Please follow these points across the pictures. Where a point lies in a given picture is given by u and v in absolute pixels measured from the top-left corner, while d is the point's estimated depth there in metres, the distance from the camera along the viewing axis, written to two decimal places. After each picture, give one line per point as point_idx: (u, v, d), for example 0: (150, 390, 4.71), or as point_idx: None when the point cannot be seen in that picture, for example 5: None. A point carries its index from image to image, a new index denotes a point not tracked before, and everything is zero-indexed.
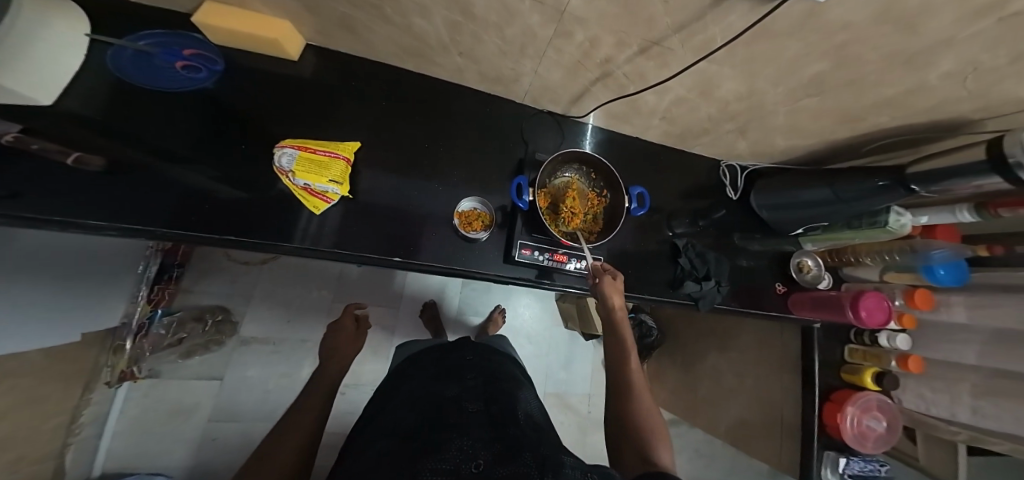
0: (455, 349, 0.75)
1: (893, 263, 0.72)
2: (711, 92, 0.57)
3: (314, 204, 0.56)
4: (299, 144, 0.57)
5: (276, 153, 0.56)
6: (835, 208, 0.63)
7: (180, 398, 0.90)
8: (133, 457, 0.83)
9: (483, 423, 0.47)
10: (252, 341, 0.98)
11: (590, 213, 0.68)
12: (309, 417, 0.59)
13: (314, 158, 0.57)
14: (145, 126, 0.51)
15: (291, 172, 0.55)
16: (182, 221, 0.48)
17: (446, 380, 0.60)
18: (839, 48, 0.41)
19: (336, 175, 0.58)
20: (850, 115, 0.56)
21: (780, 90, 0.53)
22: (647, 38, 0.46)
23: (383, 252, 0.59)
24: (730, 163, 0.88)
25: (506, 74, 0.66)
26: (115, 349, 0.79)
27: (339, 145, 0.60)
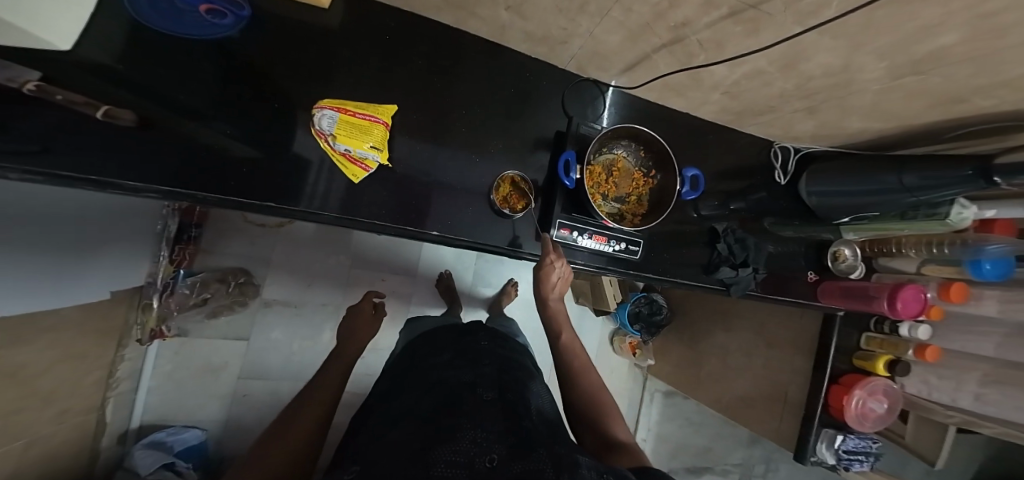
0: (468, 334, 0.74)
1: (939, 256, 0.71)
2: (796, 64, 0.52)
3: (354, 173, 0.54)
4: (338, 104, 0.54)
5: (315, 115, 0.52)
6: (903, 197, 0.60)
7: (210, 358, 0.92)
8: (168, 409, 0.87)
9: (498, 412, 0.46)
10: (274, 304, 0.99)
11: (634, 194, 0.64)
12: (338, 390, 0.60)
13: (354, 121, 0.54)
14: (166, 78, 0.46)
15: (332, 135, 0.52)
16: (218, 188, 0.46)
17: (463, 365, 0.59)
18: (977, 23, 0.35)
19: (377, 141, 0.55)
20: (945, 99, 0.51)
21: (878, 66, 0.48)
22: (743, 0, 0.41)
23: (388, 218, 0.57)
24: (785, 144, 0.83)
25: (555, 33, 0.59)
26: (143, 307, 0.80)
27: (377, 108, 0.56)
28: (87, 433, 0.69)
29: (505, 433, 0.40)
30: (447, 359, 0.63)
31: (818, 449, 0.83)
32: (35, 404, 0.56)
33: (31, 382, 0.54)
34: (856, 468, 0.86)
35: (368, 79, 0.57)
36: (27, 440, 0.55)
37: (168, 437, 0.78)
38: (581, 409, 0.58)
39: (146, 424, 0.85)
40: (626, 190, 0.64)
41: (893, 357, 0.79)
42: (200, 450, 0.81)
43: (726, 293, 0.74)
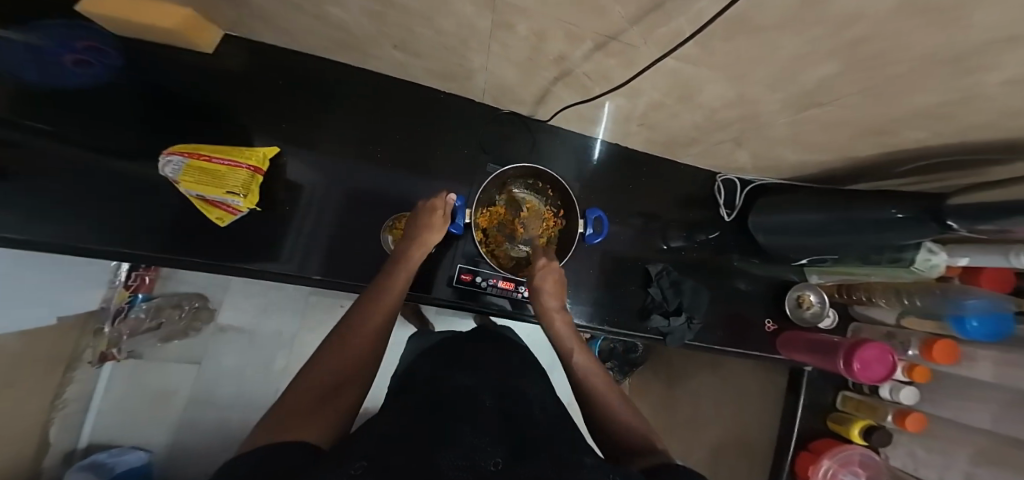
0: (478, 339, 0.63)
1: (914, 308, 0.64)
2: (691, 96, 0.51)
3: (216, 214, 0.63)
4: (187, 151, 0.61)
5: (162, 161, 0.60)
6: (848, 236, 0.54)
7: (160, 381, 0.95)
8: (114, 434, 0.90)
9: (497, 420, 0.40)
10: (228, 329, 1.01)
11: (545, 235, 0.68)
12: (354, 339, 0.44)
13: (206, 167, 0.60)
14: (111, 151, 0.61)
15: (178, 180, 0.60)
16: (151, 243, 0.61)
17: (462, 368, 0.52)
18: (851, 49, 0.29)
19: (234, 186, 0.61)
20: (862, 132, 0.46)
21: (775, 98, 0.45)
22: (602, 32, 0.39)
23: (309, 270, 0.67)
24: (728, 176, 0.80)
25: (456, 72, 0.60)
26: (97, 332, 0.86)
27: (244, 153, 0.63)
28: (29, 457, 0.71)
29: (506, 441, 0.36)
30: (446, 362, 0.55)
31: None
32: None
33: None
34: None
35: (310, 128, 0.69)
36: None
37: (110, 459, 0.78)
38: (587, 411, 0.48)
39: (93, 444, 0.88)
40: (536, 231, 0.68)
41: (873, 423, 0.69)
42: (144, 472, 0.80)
43: (664, 344, 0.71)
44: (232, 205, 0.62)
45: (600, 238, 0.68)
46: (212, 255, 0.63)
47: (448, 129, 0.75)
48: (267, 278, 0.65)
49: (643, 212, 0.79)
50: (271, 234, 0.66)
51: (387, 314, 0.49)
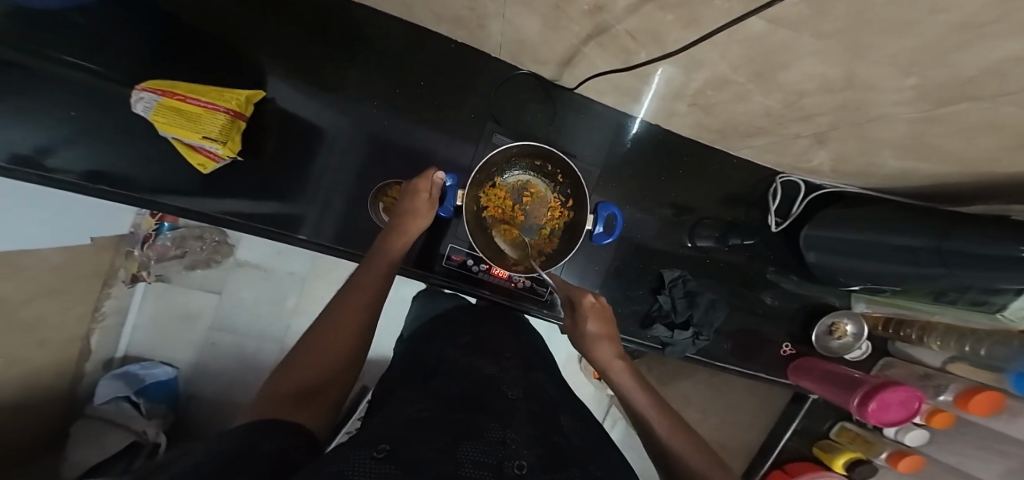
0: (483, 317, 0.59)
1: (968, 356, 0.59)
2: (772, 73, 0.44)
3: (201, 162, 0.60)
4: (163, 89, 0.56)
5: (135, 97, 0.56)
6: (935, 271, 0.45)
7: (186, 306, 0.95)
8: (148, 349, 0.94)
9: (527, 418, 0.36)
10: (245, 265, 0.97)
11: (548, 225, 0.62)
12: (342, 329, 0.41)
13: (181, 108, 0.56)
14: (115, 82, 0.59)
15: (152, 121, 0.56)
16: (155, 184, 0.61)
17: (480, 352, 0.48)
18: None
19: (212, 132, 0.56)
20: (997, 133, 0.36)
21: (898, 86, 0.37)
22: None
23: (294, 230, 0.65)
24: (791, 176, 0.68)
25: (467, 17, 0.51)
26: (126, 254, 0.88)
27: (223, 95, 0.58)
28: (72, 360, 0.78)
29: (537, 440, 0.33)
30: (459, 340, 0.51)
31: None
32: (32, 329, 0.64)
33: (26, 309, 0.61)
34: None
35: (320, 75, 0.64)
36: (21, 368, 0.64)
37: (140, 372, 0.87)
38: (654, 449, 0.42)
39: (129, 355, 0.93)
40: (539, 220, 0.62)
41: (862, 457, 0.71)
42: (172, 386, 0.89)
43: (662, 353, 0.67)
44: (213, 151, 0.58)
45: (609, 239, 0.63)
46: (213, 201, 0.63)
47: (459, 88, 0.66)
48: (252, 233, 0.64)
49: (675, 204, 0.71)
50: (273, 189, 0.65)
51: (370, 306, 0.46)
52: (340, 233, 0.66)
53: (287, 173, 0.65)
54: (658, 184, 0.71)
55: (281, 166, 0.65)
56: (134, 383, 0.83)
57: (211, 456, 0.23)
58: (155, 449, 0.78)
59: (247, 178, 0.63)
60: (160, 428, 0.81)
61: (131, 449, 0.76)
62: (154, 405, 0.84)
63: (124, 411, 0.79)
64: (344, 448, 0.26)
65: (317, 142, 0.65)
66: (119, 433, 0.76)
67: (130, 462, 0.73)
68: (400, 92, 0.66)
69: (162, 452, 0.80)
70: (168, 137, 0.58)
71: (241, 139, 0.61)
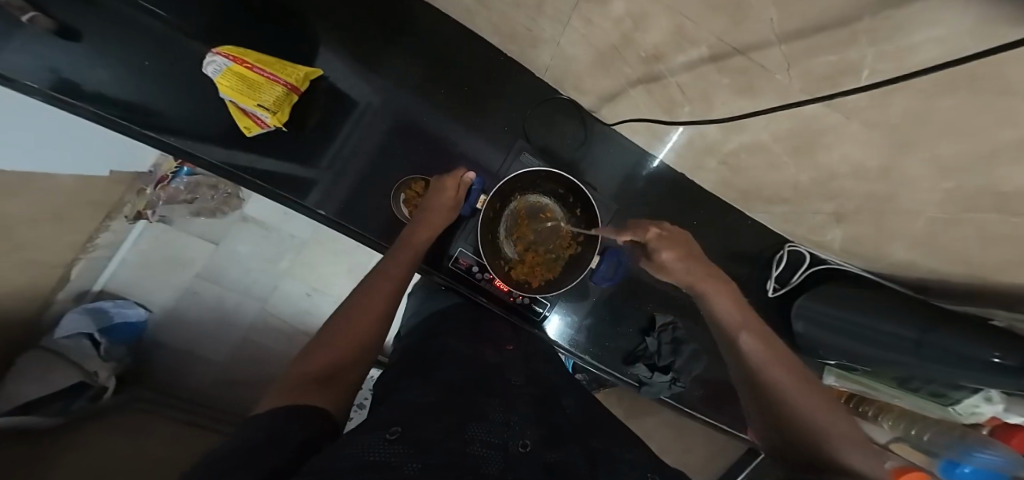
0: (485, 317, 0.59)
1: (910, 439, 0.66)
2: (813, 151, 0.44)
3: (247, 125, 0.58)
4: (234, 54, 0.55)
5: (207, 58, 0.55)
6: (907, 358, 0.50)
7: (179, 251, 0.93)
8: (132, 282, 0.90)
9: (528, 401, 0.38)
10: (251, 221, 0.96)
11: (555, 253, 0.61)
12: (361, 320, 0.43)
13: (246, 75, 0.55)
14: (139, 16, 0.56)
15: (216, 83, 0.55)
16: (169, 125, 0.58)
17: (486, 343, 0.49)
18: None
19: (268, 101, 0.56)
20: (1015, 260, 0.37)
21: (936, 186, 0.37)
22: (732, 30, 0.31)
23: (314, 203, 0.63)
24: (798, 247, 0.69)
25: (521, 34, 0.49)
26: (139, 190, 0.84)
27: (285, 68, 0.57)
28: (51, 285, 0.75)
29: (537, 420, 0.34)
30: (463, 331, 0.51)
31: None
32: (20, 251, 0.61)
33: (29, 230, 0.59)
34: None
35: (360, 55, 0.63)
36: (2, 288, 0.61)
37: (112, 309, 0.84)
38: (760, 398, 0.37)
39: (107, 290, 0.88)
40: (547, 246, 0.61)
41: None
42: (138, 328, 0.87)
43: (637, 390, 0.70)
44: (262, 119, 0.57)
45: (609, 282, 0.66)
46: (230, 154, 0.60)
47: (495, 96, 0.66)
48: (270, 195, 0.62)
49: None
50: (289, 155, 0.62)
51: (390, 297, 0.47)
52: (348, 216, 0.65)
53: (301, 144, 0.63)
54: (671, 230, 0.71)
55: (300, 138, 0.62)
56: (101, 321, 0.81)
57: (236, 446, 0.23)
58: (102, 393, 0.77)
59: (269, 143, 0.61)
60: (112, 372, 0.80)
61: (78, 388, 0.74)
62: (114, 347, 0.82)
63: (82, 349, 0.77)
64: (353, 434, 0.25)
65: (341, 117, 0.64)
66: (65, 371, 0.74)
67: (70, 402, 0.72)
68: (441, 88, 0.65)
69: (107, 397, 0.79)
70: (223, 98, 0.58)
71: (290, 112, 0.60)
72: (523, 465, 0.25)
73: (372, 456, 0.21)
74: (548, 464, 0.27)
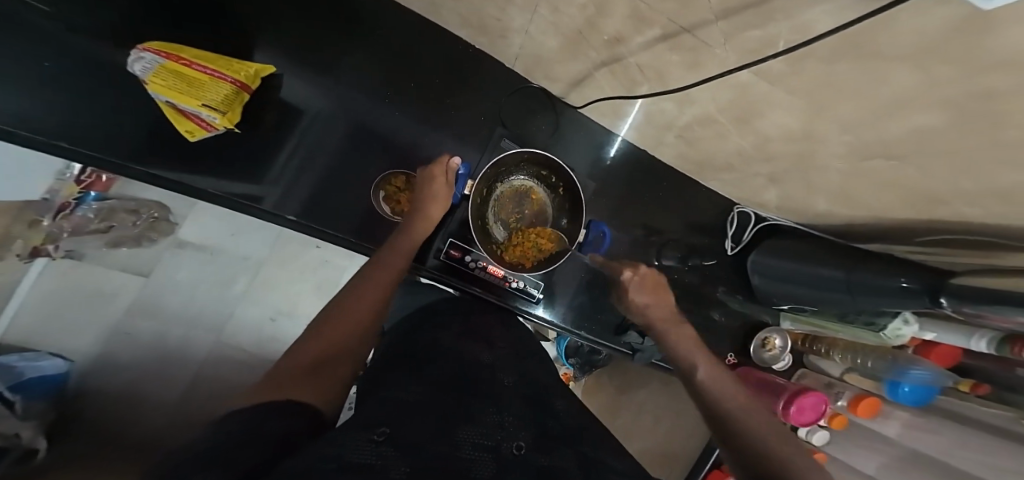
0: (471, 312, 0.56)
1: (860, 367, 0.75)
2: (750, 120, 0.51)
3: (189, 127, 0.54)
4: (168, 51, 0.52)
5: (134, 56, 0.51)
6: (839, 296, 0.58)
7: (97, 286, 0.80)
8: (41, 330, 0.76)
9: (521, 408, 0.37)
10: (187, 246, 0.87)
11: (542, 230, 0.65)
12: (347, 315, 0.40)
13: (183, 72, 0.51)
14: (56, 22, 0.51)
15: (148, 81, 0.51)
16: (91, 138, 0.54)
17: (475, 340, 0.48)
18: (974, 99, 0.26)
19: (212, 100, 0.52)
20: (914, 192, 0.45)
21: (840, 141, 0.46)
22: (676, 18, 0.36)
23: (284, 210, 0.62)
24: (745, 210, 0.79)
25: (491, 24, 0.53)
26: (32, 223, 0.72)
27: (230, 65, 0.54)
28: None
29: (531, 422, 0.35)
30: (452, 328, 0.50)
31: None
32: None
33: None
34: None
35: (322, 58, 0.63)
36: None
37: (19, 363, 0.69)
38: (727, 438, 0.36)
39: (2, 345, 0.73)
40: (535, 225, 0.65)
41: None
42: (60, 379, 0.73)
43: (630, 358, 0.73)
44: (207, 120, 0.53)
45: (596, 254, 0.68)
46: (167, 170, 0.57)
47: (466, 91, 0.68)
48: (225, 204, 0.59)
49: (646, 225, 0.78)
50: (246, 160, 0.60)
51: (385, 288, 0.45)
52: (315, 215, 0.63)
53: (252, 146, 0.61)
54: (638, 205, 0.77)
55: (260, 138, 0.61)
56: (8, 378, 0.66)
57: (207, 447, 0.21)
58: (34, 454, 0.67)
59: (229, 150, 0.59)
60: (37, 431, 0.69)
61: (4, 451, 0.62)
62: (32, 403, 0.68)
63: None
64: (339, 430, 0.25)
65: (309, 117, 0.63)
66: None
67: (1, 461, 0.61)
68: (411, 85, 0.66)
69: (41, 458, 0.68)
70: (158, 99, 0.53)
71: (240, 111, 0.57)
72: (512, 470, 0.27)
73: (355, 467, 0.20)
74: (540, 466, 0.29)
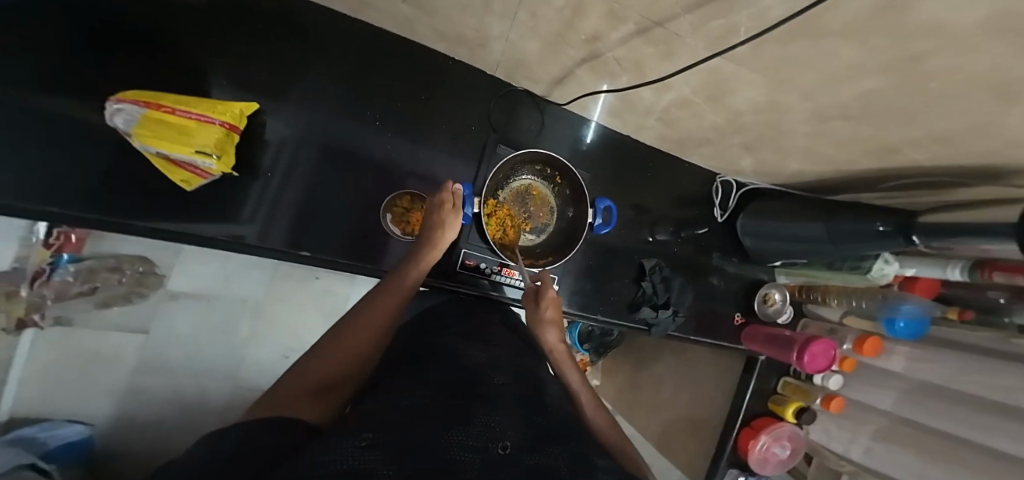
0: (467, 311, 0.60)
1: (857, 309, 0.79)
2: (721, 97, 0.55)
3: (185, 177, 0.51)
4: (151, 100, 0.47)
5: (110, 109, 0.47)
6: (824, 246, 0.63)
7: (98, 349, 0.79)
8: (48, 402, 0.76)
9: (517, 403, 0.38)
10: (182, 296, 0.86)
11: (546, 221, 0.74)
12: (346, 341, 0.47)
13: (170, 120, 0.46)
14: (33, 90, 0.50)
15: (134, 135, 0.46)
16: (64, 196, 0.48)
17: (474, 341, 0.50)
18: (920, 58, 0.30)
19: (205, 145, 0.48)
20: (884, 139, 0.49)
21: (802, 108, 0.50)
22: (647, 17, 0.39)
23: (292, 246, 0.61)
24: (727, 178, 0.86)
25: (471, 37, 0.56)
26: (9, 295, 0.67)
27: (215, 106, 0.50)
28: None
29: (524, 421, 0.35)
30: (454, 329, 0.53)
31: None
32: None
33: None
34: None
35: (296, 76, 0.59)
36: None
37: (41, 434, 0.68)
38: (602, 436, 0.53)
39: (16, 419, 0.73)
40: (540, 218, 0.73)
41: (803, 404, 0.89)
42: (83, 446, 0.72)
43: (648, 333, 0.80)
44: (202, 167, 0.49)
45: (607, 228, 0.73)
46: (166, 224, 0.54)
47: (461, 106, 0.70)
48: (238, 250, 0.58)
49: (638, 206, 0.82)
50: (257, 205, 0.59)
51: (390, 311, 0.51)
52: (335, 249, 0.64)
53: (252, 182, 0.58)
54: (629, 187, 0.82)
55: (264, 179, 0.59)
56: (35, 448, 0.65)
57: (212, 456, 0.25)
58: None
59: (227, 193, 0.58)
60: None
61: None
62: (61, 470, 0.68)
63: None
64: (328, 434, 0.27)
65: None
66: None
67: None
68: None
69: None
70: (147, 151, 0.49)
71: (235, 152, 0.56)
72: (507, 467, 0.26)
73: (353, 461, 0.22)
74: (528, 467, 0.28)
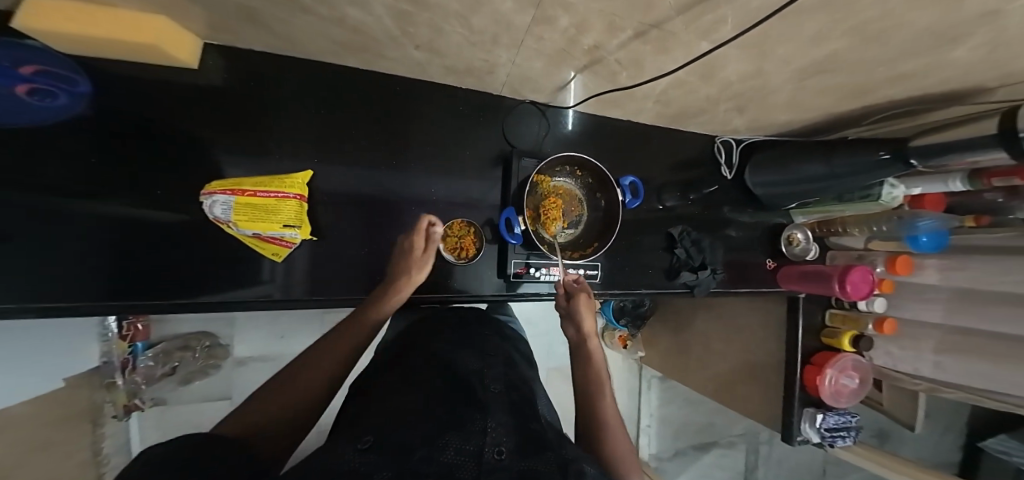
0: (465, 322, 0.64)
1: (880, 233, 0.83)
2: (714, 74, 0.61)
3: (274, 250, 0.58)
4: (230, 188, 0.54)
5: (207, 202, 0.53)
6: (827, 182, 0.69)
7: (192, 419, 0.91)
8: None
9: (506, 406, 0.40)
10: (248, 361, 0.97)
11: (577, 214, 0.80)
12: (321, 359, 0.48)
13: (254, 202, 0.54)
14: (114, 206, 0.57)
15: (232, 221, 0.54)
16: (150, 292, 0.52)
17: (468, 348, 0.53)
18: (894, 13, 0.34)
19: (289, 219, 0.57)
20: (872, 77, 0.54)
21: (789, 69, 0.55)
22: (644, 23, 0.44)
23: (361, 290, 0.66)
24: (726, 138, 0.93)
25: (479, 65, 0.63)
26: (108, 386, 0.79)
27: (283, 182, 0.58)
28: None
29: (518, 424, 0.37)
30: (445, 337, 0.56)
31: (801, 428, 0.93)
32: None
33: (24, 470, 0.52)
34: (841, 442, 0.95)
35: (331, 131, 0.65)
36: None
37: None
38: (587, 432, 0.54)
39: None
40: (573, 211, 0.79)
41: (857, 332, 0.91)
42: None
43: (692, 294, 0.86)
44: (287, 238, 0.58)
45: (638, 199, 0.81)
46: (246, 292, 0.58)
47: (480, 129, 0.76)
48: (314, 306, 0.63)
49: (650, 180, 0.88)
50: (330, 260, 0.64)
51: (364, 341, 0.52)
52: None
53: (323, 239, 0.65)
54: (638, 165, 0.88)
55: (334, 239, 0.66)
56: None
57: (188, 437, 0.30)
58: None
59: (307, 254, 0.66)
60: None
61: None
62: None
63: None
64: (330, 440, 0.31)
65: None
66: None
67: None
68: None
69: None
70: (235, 236, 0.56)
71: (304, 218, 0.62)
72: (496, 470, 0.28)
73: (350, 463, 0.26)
74: (519, 470, 0.28)
